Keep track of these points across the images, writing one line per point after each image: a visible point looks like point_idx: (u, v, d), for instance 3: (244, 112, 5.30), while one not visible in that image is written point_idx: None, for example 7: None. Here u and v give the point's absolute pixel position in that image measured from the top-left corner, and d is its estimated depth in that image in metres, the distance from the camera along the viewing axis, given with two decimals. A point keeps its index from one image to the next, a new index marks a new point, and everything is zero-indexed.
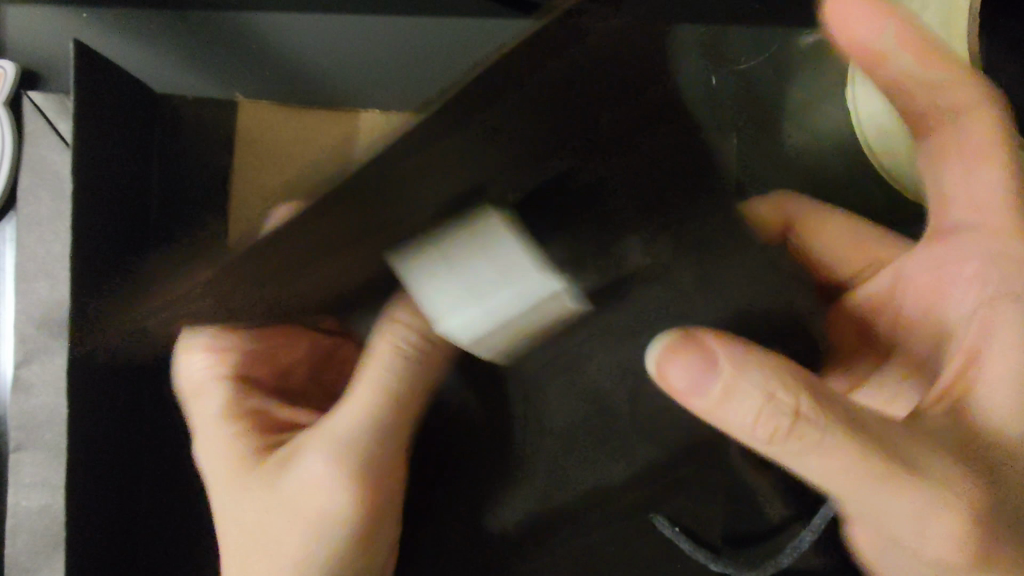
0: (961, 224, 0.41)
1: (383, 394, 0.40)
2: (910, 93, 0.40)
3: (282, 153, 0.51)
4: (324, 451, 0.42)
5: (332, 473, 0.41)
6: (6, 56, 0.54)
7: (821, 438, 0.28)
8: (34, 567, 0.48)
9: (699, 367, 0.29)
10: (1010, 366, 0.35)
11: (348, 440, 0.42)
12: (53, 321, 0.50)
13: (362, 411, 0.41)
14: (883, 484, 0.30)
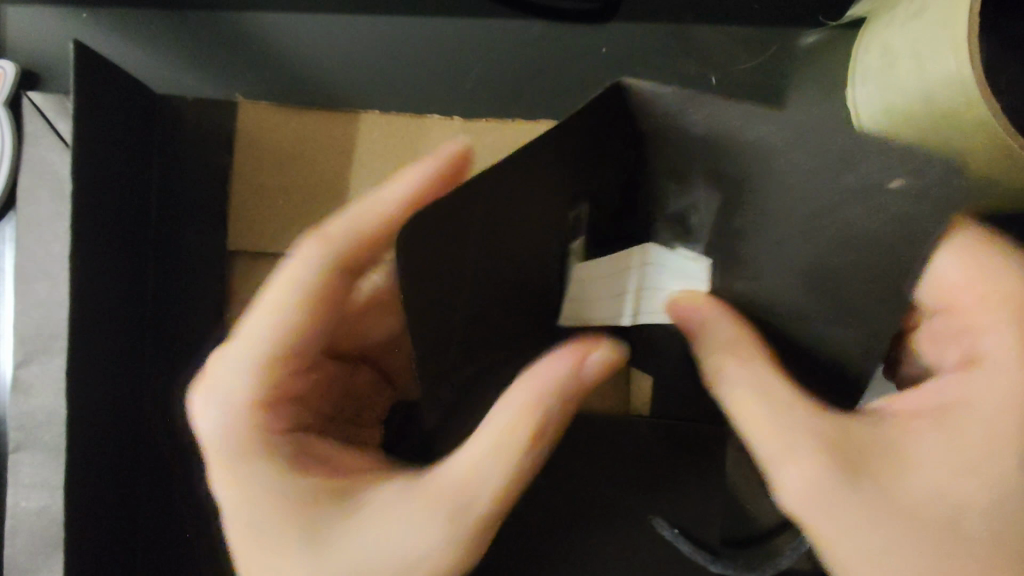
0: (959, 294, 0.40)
1: (538, 415, 0.35)
2: (908, 94, 0.40)
3: (283, 156, 0.52)
4: (422, 511, 0.35)
5: (421, 541, 0.34)
6: (7, 56, 0.54)
7: (771, 392, 0.36)
8: (34, 567, 0.49)
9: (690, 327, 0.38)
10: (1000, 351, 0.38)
11: (413, 507, 0.35)
12: (53, 321, 0.50)
13: (509, 443, 0.35)
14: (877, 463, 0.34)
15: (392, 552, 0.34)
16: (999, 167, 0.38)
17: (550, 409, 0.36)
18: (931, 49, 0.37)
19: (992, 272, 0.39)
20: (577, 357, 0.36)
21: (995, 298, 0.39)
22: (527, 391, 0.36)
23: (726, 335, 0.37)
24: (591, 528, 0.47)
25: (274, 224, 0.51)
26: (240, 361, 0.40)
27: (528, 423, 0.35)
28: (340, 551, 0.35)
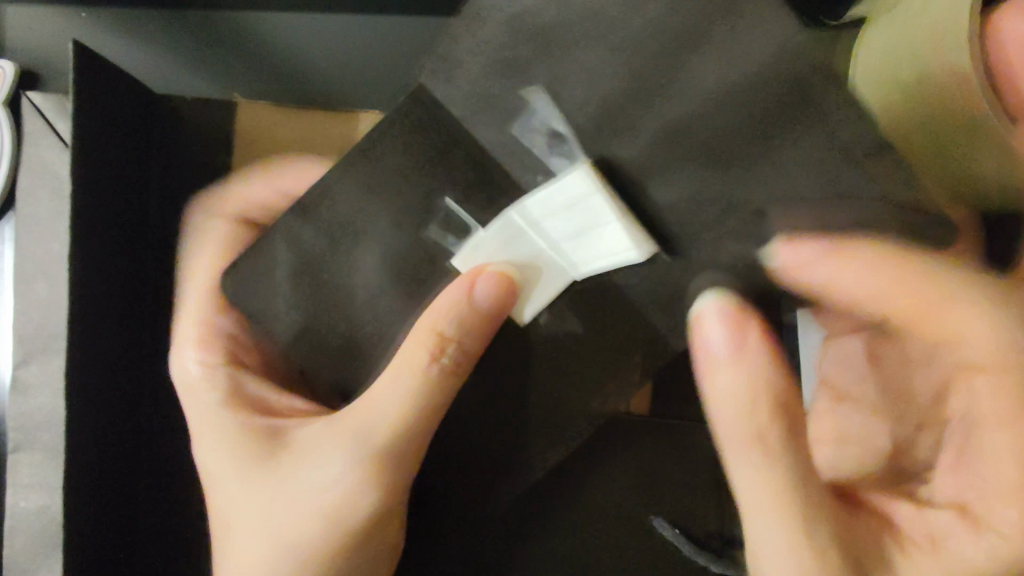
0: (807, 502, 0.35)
1: (424, 370, 0.40)
2: (896, 84, 0.39)
3: (283, 155, 0.52)
4: (342, 447, 0.40)
5: (331, 470, 0.41)
6: (6, 57, 0.54)
7: (757, 434, 0.36)
8: (33, 567, 0.48)
9: (734, 336, 0.37)
10: (738, 434, 0.36)
11: (321, 435, 0.41)
12: (53, 321, 0.50)
13: (402, 385, 0.40)
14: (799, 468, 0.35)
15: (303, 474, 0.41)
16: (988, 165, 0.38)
17: (448, 326, 0.40)
18: (930, 34, 0.37)
19: (778, 490, 0.35)
20: (466, 287, 0.40)
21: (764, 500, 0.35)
22: (433, 315, 0.40)
23: (729, 375, 0.36)
24: (591, 529, 0.48)
25: (277, 223, 0.52)
26: (189, 322, 0.49)
27: (425, 348, 0.40)
28: (266, 476, 0.41)
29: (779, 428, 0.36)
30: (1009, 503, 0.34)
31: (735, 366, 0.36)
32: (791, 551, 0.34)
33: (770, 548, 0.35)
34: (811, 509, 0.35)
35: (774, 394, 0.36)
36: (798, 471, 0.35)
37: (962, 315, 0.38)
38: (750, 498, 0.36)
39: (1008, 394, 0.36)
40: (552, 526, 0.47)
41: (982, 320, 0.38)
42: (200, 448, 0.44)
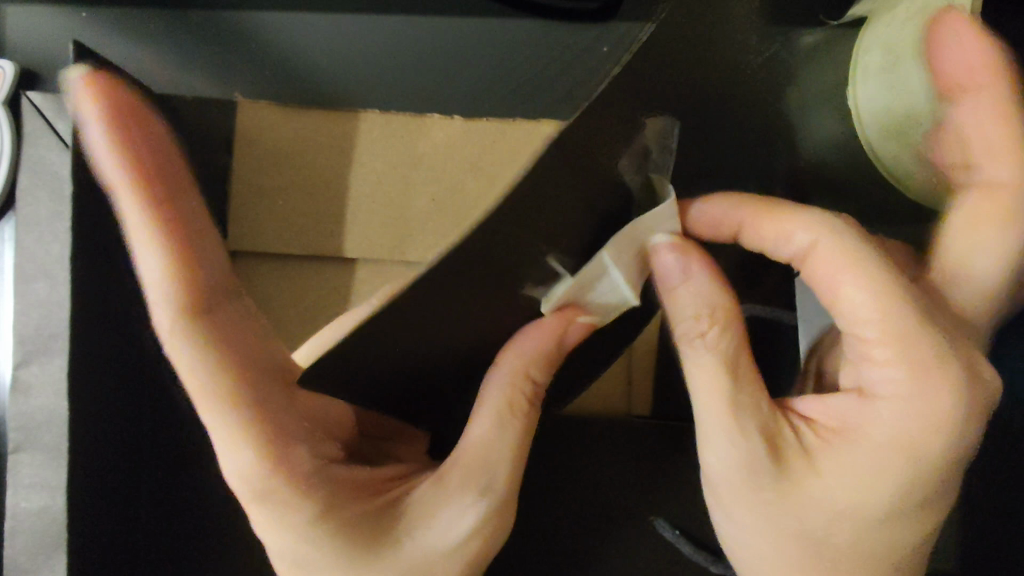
0: (763, 421, 0.37)
1: (521, 409, 0.41)
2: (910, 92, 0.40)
3: (285, 156, 0.52)
4: (466, 494, 0.41)
5: (466, 519, 0.41)
6: (6, 56, 0.54)
7: (704, 347, 0.37)
8: (33, 567, 0.48)
9: (684, 264, 0.37)
10: (694, 349, 0.37)
11: (435, 494, 0.41)
12: (54, 321, 0.50)
13: (513, 425, 0.41)
14: (747, 386, 0.37)
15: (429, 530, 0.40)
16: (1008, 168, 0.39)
17: (542, 368, 0.40)
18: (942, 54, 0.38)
19: (722, 399, 0.37)
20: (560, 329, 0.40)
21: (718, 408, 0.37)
22: (522, 355, 0.40)
23: (682, 299, 0.38)
24: (591, 529, 0.48)
25: (278, 225, 0.52)
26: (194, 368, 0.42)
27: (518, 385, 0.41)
28: (385, 530, 0.40)
29: (732, 347, 0.37)
30: (884, 361, 0.34)
31: (685, 291, 0.37)
32: (732, 443, 0.37)
33: (712, 449, 0.37)
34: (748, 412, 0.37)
35: (717, 311, 0.37)
36: (734, 379, 0.37)
37: (799, 240, 0.36)
38: (704, 420, 0.37)
39: (840, 268, 0.35)
40: (553, 524, 0.48)
41: (830, 240, 0.35)
42: (273, 512, 0.40)
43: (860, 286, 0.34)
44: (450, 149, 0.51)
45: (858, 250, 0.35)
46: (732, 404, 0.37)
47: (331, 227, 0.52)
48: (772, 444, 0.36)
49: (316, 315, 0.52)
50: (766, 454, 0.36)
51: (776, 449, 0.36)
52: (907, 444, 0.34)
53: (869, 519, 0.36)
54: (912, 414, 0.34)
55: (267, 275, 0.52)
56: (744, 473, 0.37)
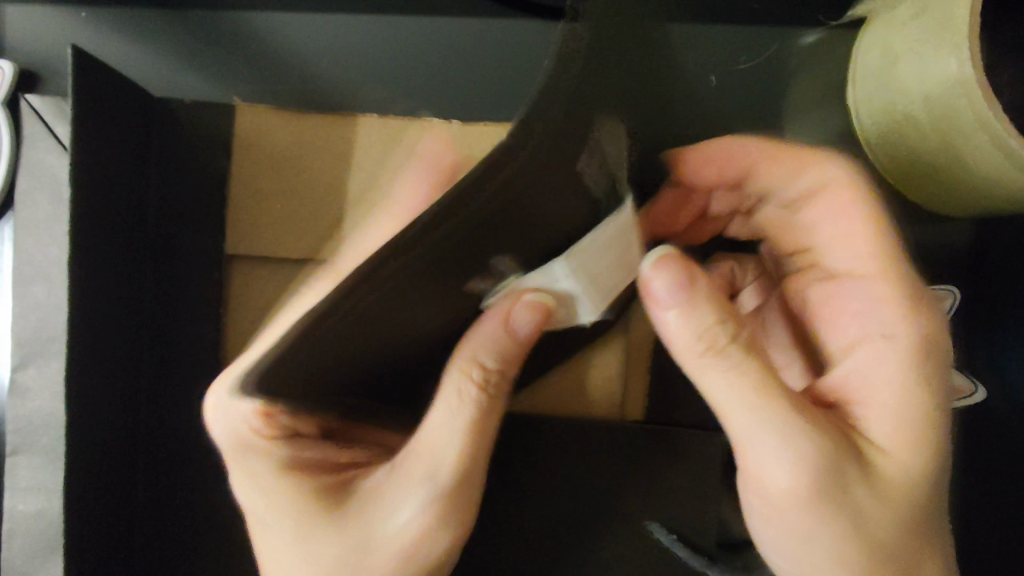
0: (826, 426, 0.36)
1: (469, 396, 0.39)
2: (907, 92, 0.41)
3: (281, 159, 0.52)
4: (416, 484, 0.40)
5: (407, 509, 0.40)
6: (4, 56, 0.53)
7: (750, 374, 0.36)
8: (31, 569, 0.49)
9: (683, 276, 0.36)
10: (735, 376, 0.36)
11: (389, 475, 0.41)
12: (51, 324, 0.50)
13: (462, 416, 0.40)
14: (785, 396, 0.36)
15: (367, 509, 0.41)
16: (999, 166, 0.38)
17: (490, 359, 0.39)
18: (934, 52, 0.38)
19: (784, 414, 0.35)
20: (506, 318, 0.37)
21: (787, 434, 0.35)
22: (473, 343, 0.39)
23: (703, 329, 0.36)
24: (586, 534, 0.48)
25: (276, 229, 0.51)
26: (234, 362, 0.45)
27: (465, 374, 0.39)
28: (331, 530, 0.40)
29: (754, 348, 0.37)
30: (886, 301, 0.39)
31: (707, 319, 0.36)
32: (793, 442, 0.35)
33: (774, 464, 0.35)
34: (798, 412, 0.36)
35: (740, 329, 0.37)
36: (767, 379, 0.36)
37: (819, 180, 0.43)
38: (765, 428, 0.35)
39: (850, 218, 0.42)
40: (549, 528, 0.48)
41: (842, 189, 0.42)
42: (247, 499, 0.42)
43: (865, 235, 0.41)
44: (449, 152, 0.51)
45: (856, 199, 0.42)
46: (790, 422, 0.35)
47: (331, 232, 0.51)
48: (833, 441, 0.36)
49: None
50: (828, 448, 0.36)
51: (840, 450, 0.36)
52: (920, 382, 0.37)
53: (908, 475, 0.37)
54: (921, 352, 0.38)
55: (266, 279, 0.52)
56: (814, 471, 0.35)
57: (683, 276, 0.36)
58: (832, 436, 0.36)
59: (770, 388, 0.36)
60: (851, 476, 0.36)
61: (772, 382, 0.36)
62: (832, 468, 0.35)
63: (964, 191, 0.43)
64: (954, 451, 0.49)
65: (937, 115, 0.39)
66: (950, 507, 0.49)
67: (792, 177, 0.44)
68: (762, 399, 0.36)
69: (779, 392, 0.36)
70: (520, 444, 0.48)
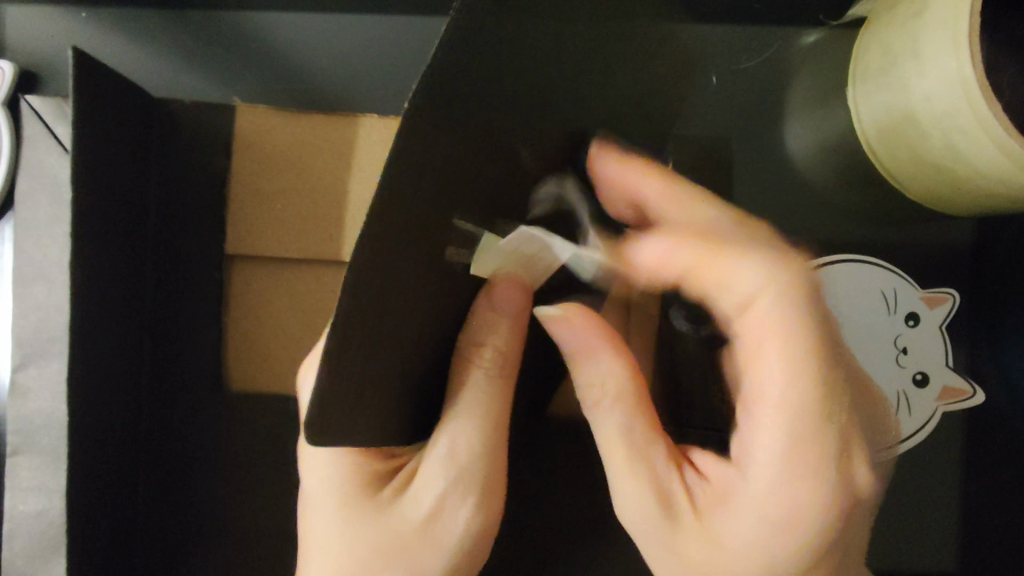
0: (672, 484, 0.39)
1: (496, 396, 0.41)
2: (908, 93, 0.41)
3: (282, 160, 0.52)
4: (453, 492, 0.41)
5: (461, 515, 0.41)
6: (5, 56, 0.53)
7: (624, 432, 0.40)
8: (31, 570, 0.49)
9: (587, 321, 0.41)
10: (602, 424, 0.41)
11: (436, 489, 0.41)
12: (52, 324, 0.50)
13: (482, 413, 0.40)
14: (653, 445, 0.40)
15: (419, 506, 0.41)
16: (1000, 168, 0.38)
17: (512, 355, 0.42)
18: (935, 52, 0.38)
19: (630, 467, 0.40)
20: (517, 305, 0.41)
21: (621, 483, 0.40)
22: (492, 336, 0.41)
23: (592, 381, 0.41)
24: (594, 533, 0.50)
25: (276, 231, 0.51)
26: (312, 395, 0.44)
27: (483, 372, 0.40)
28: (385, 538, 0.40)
29: (640, 413, 0.41)
30: (769, 431, 0.37)
31: (607, 372, 0.41)
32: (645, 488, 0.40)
33: (625, 494, 0.40)
34: (658, 467, 0.40)
35: (602, 394, 0.40)
36: (628, 444, 0.40)
37: (748, 288, 0.39)
38: (617, 476, 0.40)
39: (767, 332, 0.38)
40: (560, 530, 0.50)
41: (772, 300, 0.38)
42: (313, 519, 0.42)
43: (778, 355, 0.37)
44: None
45: (786, 300, 0.38)
46: (648, 469, 0.40)
47: (331, 232, 0.52)
48: (680, 500, 0.39)
49: (314, 319, 0.51)
50: (656, 503, 0.39)
51: (665, 513, 0.39)
52: (776, 516, 0.37)
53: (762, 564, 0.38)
54: (788, 478, 0.37)
55: (266, 278, 0.52)
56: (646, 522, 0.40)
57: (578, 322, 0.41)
58: (661, 501, 0.39)
59: (623, 443, 0.40)
60: (679, 533, 0.39)
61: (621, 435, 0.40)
62: (656, 521, 0.39)
63: (963, 189, 0.43)
64: (955, 451, 0.49)
65: (938, 114, 0.39)
66: (951, 506, 0.49)
67: (722, 288, 0.40)
68: (624, 452, 0.40)
69: (629, 446, 0.40)
70: (525, 451, 0.49)
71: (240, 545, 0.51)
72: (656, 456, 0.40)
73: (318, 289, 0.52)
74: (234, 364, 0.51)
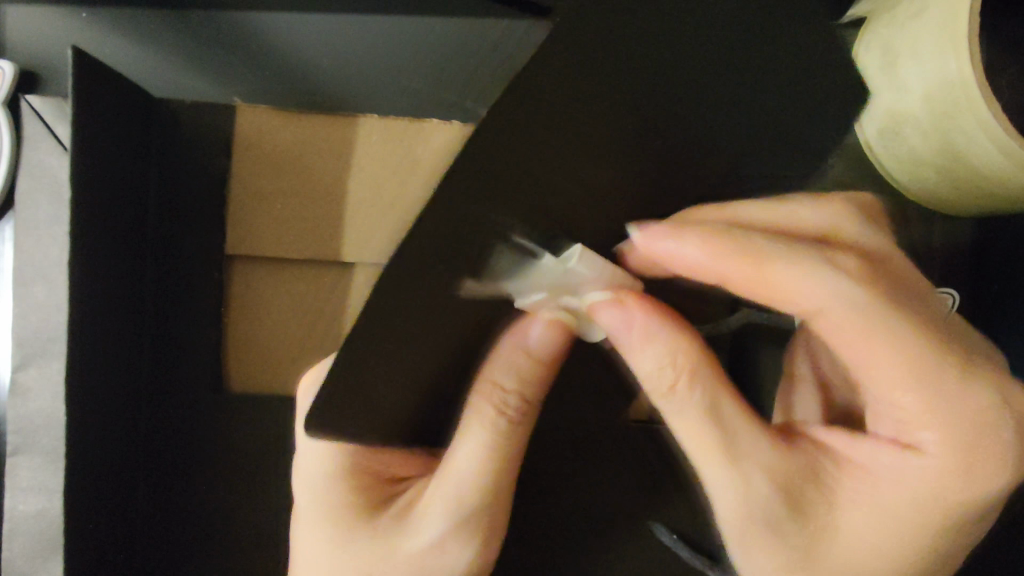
0: (773, 487, 0.35)
1: (502, 424, 0.38)
2: (907, 92, 0.41)
3: (281, 160, 0.52)
4: (451, 524, 0.40)
5: (454, 552, 0.41)
6: (5, 56, 0.53)
7: (708, 417, 0.35)
8: (31, 570, 0.49)
9: (623, 317, 0.35)
10: (682, 412, 0.35)
11: (434, 525, 0.40)
12: (52, 324, 0.50)
13: (485, 445, 0.39)
14: (750, 427, 0.35)
15: (413, 540, 0.40)
16: (999, 167, 0.38)
17: (529, 387, 0.39)
18: (934, 51, 0.38)
19: (731, 473, 0.35)
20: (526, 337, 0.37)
21: (755, 486, 0.35)
22: (500, 365, 0.38)
23: (657, 365, 0.35)
24: (602, 521, 0.49)
25: (276, 231, 0.52)
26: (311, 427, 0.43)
27: (490, 404, 0.38)
28: (375, 558, 0.40)
29: (716, 381, 0.35)
30: (880, 335, 0.34)
31: (663, 355, 0.35)
32: (744, 498, 0.35)
33: (727, 496, 0.35)
34: (747, 462, 0.35)
35: (673, 383, 0.35)
36: (712, 419, 0.35)
37: (815, 297, 0.35)
38: (718, 478, 0.35)
39: (723, 260, 0.35)
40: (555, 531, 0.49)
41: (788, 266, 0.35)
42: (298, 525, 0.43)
43: (882, 333, 0.34)
44: (449, 153, 0.51)
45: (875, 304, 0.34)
46: (734, 469, 0.35)
47: (330, 232, 0.52)
48: (783, 502, 0.35)
49: (315, 320, 0.51)
50: (764, 515, 0.35)
51: (785, 513, 0.35)
52: (930, 488, 0.34)
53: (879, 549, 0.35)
54: (902, 371, 0.34)
55: (266, 278, 0.52)
56: (747, 515, 0.35)
57: (612, 317, 0.35)
58: (774, 503, 0.35)
59: (713, 429, 0.35)
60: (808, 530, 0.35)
61: (702, 425, 0.35)
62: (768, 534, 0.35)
63: (962, 188, 0.43)
64: None
65: (938, 113, 0.39)
66: None
67: (787, 297, 0.35)
68: (722, 462, 0.35)
69: (726, 444, 0.35)
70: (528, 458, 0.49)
71: (240, 544, 0.51)
72: (754, 438, 0.35)
73: (318, 289, 0.52)
74: (235, 364, 0.52)
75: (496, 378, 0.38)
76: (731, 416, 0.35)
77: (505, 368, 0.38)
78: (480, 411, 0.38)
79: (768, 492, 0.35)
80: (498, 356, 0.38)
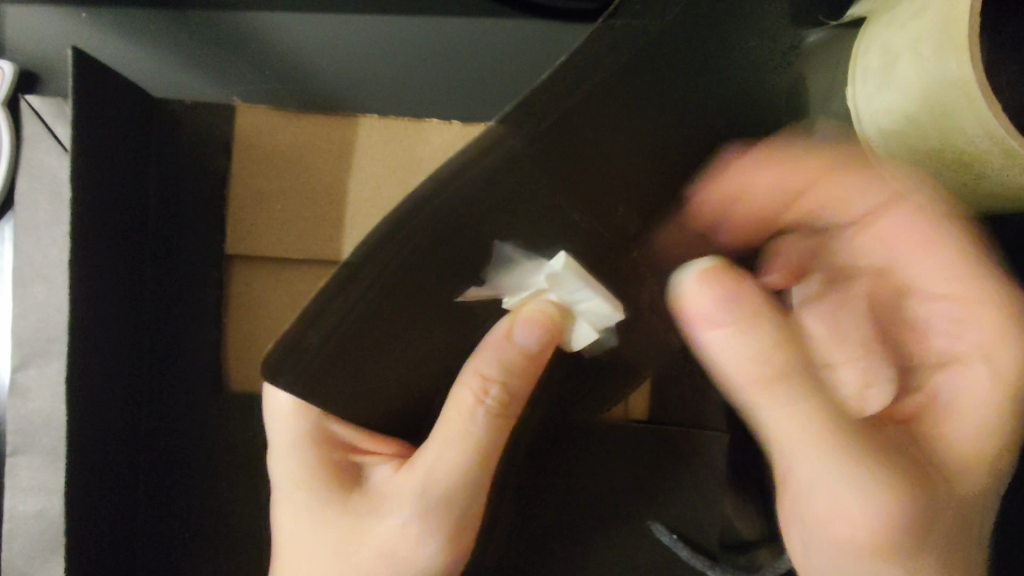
0: (867, 478, 0.36)
1: (479, 414, 0.39)
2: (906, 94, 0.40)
3: (281, 159, 0.52)
4: (421, 516, 0.40)
5: (421, 549, 0.40)
6: (5, 56, 0.53)
7: (807, 413, 0.36)
8: (30, 570, 0.49)
9: (724, 304, 0.35)
10: (786, 403, 0.36)
11: (406, 514, 0.40)
12: (52, 324, 0.50)
13: (462, 433, 0.39)
14: (837, 418, 0.37)
15: (379, 532, 0.40)
16: (1000, 167, 0.38)
17: (513, 379, 0.39)
18: (937, 53, 0.37)
19: (839, 468, 0.37)
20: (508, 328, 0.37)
21: (834, 474, 0.37)
22: (482, 353, 0.38)
23: (746, 360, 0.36)
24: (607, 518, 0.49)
25: (275, 231, 0.52)
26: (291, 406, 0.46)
27: (471, 391, 0.38)
28: (341, 546, 0.40)
29: (795, 372, 0.36)
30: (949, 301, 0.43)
31: (749, 350, 0.36)
32: (865, 494, 0.36)
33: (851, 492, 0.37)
34: (849, 450, 0.36)
35: (767, 377, 0.36)
36: (819, 416, 0.36)
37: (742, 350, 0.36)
38: (817, 467, 0.37)
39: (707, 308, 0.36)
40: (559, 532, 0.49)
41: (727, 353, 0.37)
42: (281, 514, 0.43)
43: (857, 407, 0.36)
44: (449, 152, 0.51)
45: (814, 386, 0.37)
46: (819, 458, 0.37)
47: (330, 232, 0.52)
48: (899, 487, 0.37)
49: None
50: (876, 500, 0.36)
51: (912, 500, 0.37)
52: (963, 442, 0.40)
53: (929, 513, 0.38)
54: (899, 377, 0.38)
55: (266, 278, 0.52)
56: (869, 520, 0.37)
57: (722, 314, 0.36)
58: (895, 493, 0.36)
59: (817, 422, 0.36)
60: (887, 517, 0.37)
61: (801, 415, 0.37)
62: (883, 526, 0.37)
63: (955, 187, 0.42)
64: None
65: (939, 116, 0.38)
66: None
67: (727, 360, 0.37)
68: (828, 451, 0.37)
69: (825, 434, 0.36)
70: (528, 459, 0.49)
71: (240, 544, 0.50)
72: (842, 433, 0.37)
73: (319, 289, 0.52)
74: (236, 362, 0.52)
75: (478, 367, 0.39)
76: (821, 414, 0.36)
77: (485, 357, 0.38)
78: (459, 398, 0.39)
79: (881, 485, 0.36)
80: (484, 346, 0.39)
